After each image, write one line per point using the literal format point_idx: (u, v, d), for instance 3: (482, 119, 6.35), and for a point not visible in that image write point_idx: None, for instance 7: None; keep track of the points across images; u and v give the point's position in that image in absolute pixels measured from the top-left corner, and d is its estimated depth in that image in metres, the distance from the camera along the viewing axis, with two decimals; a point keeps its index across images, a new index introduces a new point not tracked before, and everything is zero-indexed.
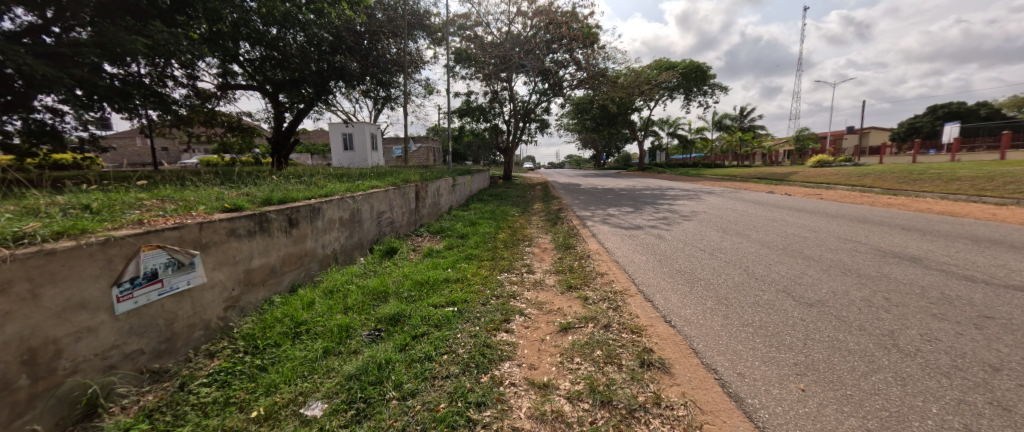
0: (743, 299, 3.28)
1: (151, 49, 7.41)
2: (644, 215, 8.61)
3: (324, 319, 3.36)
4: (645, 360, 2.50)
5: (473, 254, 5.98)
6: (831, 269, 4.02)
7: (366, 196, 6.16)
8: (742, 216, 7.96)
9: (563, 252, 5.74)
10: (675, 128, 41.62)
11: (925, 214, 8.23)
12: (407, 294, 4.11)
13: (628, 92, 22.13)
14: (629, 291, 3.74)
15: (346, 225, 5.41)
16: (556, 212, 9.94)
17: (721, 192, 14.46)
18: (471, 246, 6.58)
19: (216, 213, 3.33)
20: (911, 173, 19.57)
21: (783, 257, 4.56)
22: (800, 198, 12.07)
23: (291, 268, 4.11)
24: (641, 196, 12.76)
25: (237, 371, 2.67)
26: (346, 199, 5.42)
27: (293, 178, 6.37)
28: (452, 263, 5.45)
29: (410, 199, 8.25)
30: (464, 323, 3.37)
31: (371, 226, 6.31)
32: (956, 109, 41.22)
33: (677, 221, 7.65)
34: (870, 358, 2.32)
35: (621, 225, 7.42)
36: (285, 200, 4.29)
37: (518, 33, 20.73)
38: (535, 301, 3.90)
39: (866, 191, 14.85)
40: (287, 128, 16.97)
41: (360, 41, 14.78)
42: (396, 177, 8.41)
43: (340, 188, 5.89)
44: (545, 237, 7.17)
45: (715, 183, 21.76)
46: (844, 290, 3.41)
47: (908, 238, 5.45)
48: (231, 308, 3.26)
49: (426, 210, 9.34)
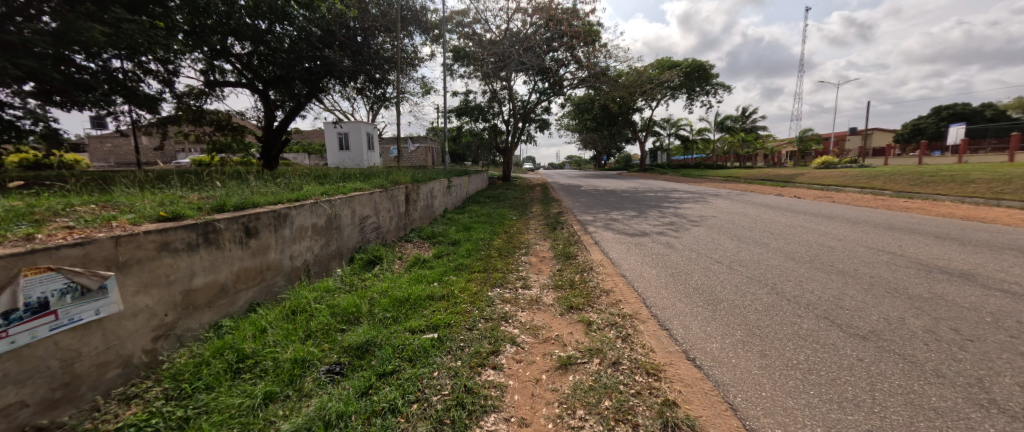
0: (779, 329, 2.72)
1: (115, 39, 6.89)
2: (649, 219, 8.08)
3: (276, 350, 2.80)
4: (668, 420, 1.96)
5: (464, 264, 5.43)
6: (875, 289, 3.46)
7: (347, 200, 5.62)
8: (756, 221, 7.41)
9: (563, 264, 5.18)
10: (676, 128, 41.13)
11: (952, 220, 7.67)
12: (383, 315, 3.55)
13: (631, 91, 21.64)
14: (640, 315, 3.19)
15: (322, 232, 4.87)
16: (556, 216, 9.39)
17: (728, 194, 13.92)
18: (463, 254, 6.03)
19: (147, 223, 2.80)
20: (921, 175, 19.01)
21: (813, 273, 4.01)
22: (811, 202, 11.55)
23: (248, 285, 3.56)
24: (644, 199, 12.21)
25: (150, 427, 2.13)
26: (322, 204, 4.89)
27: (269, 180, 5.85)
28: (439, 275, 4.89)
29: (398, 202, 7.69)
30: (444, 356, 2.81)
31: (353, 233, 5.77)
32: (961, 110, 40.74)
33: (685, 227, 7.11)
34: (966, 423, 1.77)
35: (626, 231, 6.88)
36: (244, 205, 3.75)
37: (518, 31, 20.22)
38: (530, 326, 3.34)
39: (878, 194, 14.29)
40: (277, 126, 16.43)
41: (353, 37, 14.08)
42: (384, 179, 7.86)
43: (318, 191, 5.34)
44: (543, 245, 6.62)
45: (719, 184, 21.24)
46: (899, 317, 2.87)
47: (950, 248, 4.88)
48: (163, 338, 2.72)
49: (417, 214, 8.78)
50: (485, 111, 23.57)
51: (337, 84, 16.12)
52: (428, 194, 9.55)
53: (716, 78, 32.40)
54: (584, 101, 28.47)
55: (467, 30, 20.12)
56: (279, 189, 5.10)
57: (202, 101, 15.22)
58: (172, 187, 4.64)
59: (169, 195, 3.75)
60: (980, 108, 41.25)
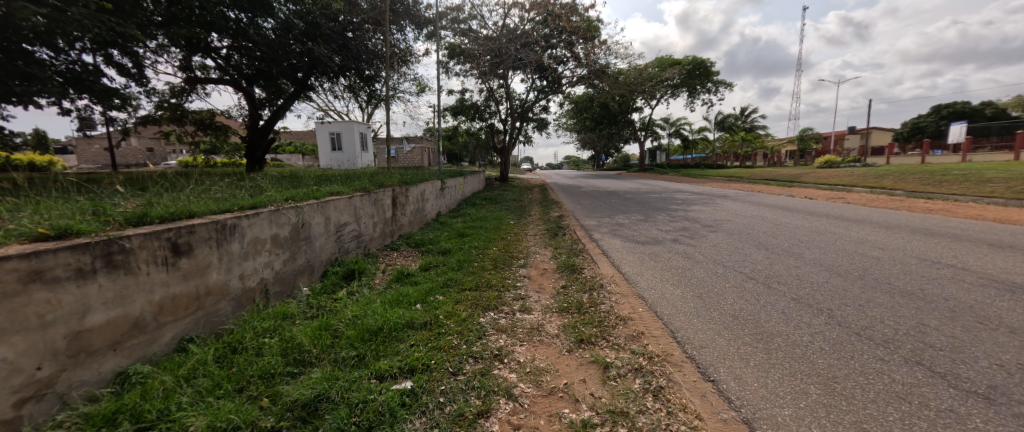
0: (865, 383, 2.03)
1: (60, 24, 6.23)
2: (659, 224, 7.43)
3: (192, 414, 2.12)
4: None
5: (453, 280, 4.72)
6: (960, 318, 2.77)
7: (321, 206, 4.92)
8: (777, 226, 6.75)
9: (568, 280, 4.46)
10: (676, 128, 40.65)
11: (990, 223, 7.03)
12: (348, 352, 2.85)
13: (632, 89, 21.05)
14: (672, 356, 2.48)
15: (285, 245, 4.17)
16: (556, 220, 8.71)
17: (737, 195, 13.28)
18: (453, 267, 5.31)
19: (16, 245, 2.13)
20: (930, 174, 18.43)
21: (872, 294, 3.32)
22: (824, 203, 10.91)
23: (179, 315, 2.87)
24: (650, 201, 11.53)
25: None
26: (285, 212, 4.16)
27: (231, 183, 5.14)
28: (423, 295, 4.17)
29: (384, 207, 6.95)
30: (416, 423, 2.10)
31: (328, 244, 5.07)
32: (961, 108, 40.44)
33: (700, 232, 6.45)
34: None
35: (636, 238, 6.17)
36: (175, 215, 3.05)
37: (514, 27, 19.58)
38: (530, 369, 2.63)
39: (891, 194, 13.69)
40: (262, 126, 15.66)
41: (342, 32, 13.32)
42: (367, 181, 7.13)
43: (283, 196, 4.63)
44: (544, 254, 5.91)
45: (723, 184, 20.62)
46: (1017, 363, 2.17)
47: (1016, 259, 4.22)
48: (32, 401, 2.06)
49: (406, 219, 8.05)
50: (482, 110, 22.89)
51: (326, 81, 15.41)
52: (418, 197, 8.82)
53: (716, 76, 31.97)
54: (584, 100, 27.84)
55: (463, 27, 19.52)
56: (238, 194, 4.40)
57: (184, 99, 14.49)
58: (109, 193, 3.96)
59: (86, 203, 3.08)
60: (980, 107, 40.96)
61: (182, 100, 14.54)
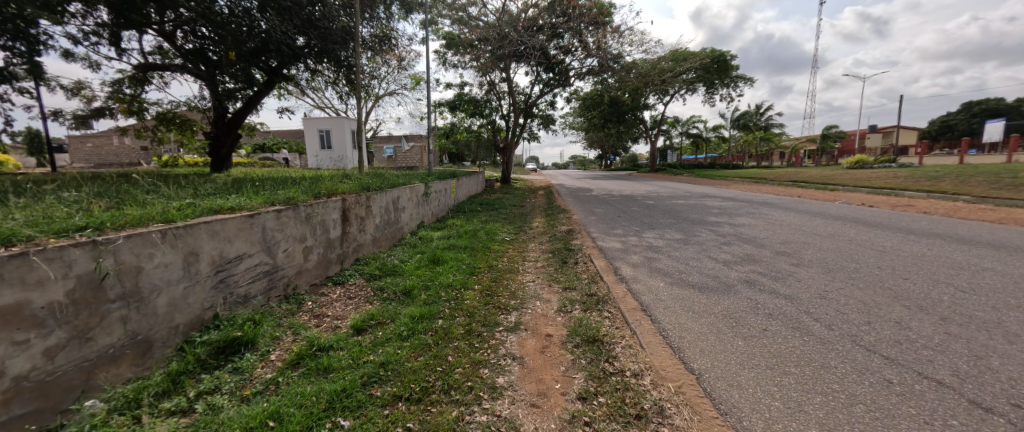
0: None
1: None
2: (706, 247, 5.42)
3: None
4: None
5: (388, 368, 2.71)
6: None
7: (174, 236, 2.89)
8: (886, 254, 4.72)
9: (589, 379, 2.45)
10: (688, 127, 38.49)
11: None
12: None
13: (648, 82, 19.02)
14: None
15: (55, 319, 2.22)
16: (564, 237, 6.78)
17: (780, 201, 11.21)
18: (400, 333, 3.27)
19: None
20: (994, 175, 16.01)
21: None
22: (894, 214, 8.77)
23: None
24: (677, 211, 9.45)
25: None
26: (52, 254, 2.21)
27: (60, 196, 3.26)
28: (313, 420, 2.19)
29: (324, 225, 4.91)
30: None
31: (192, 297, 3.05)
32: (995, 105, 37.79)
33: (776, 264, 4.46)
34: None
35: (685, 278, 4.11)
36: None
37: (516, 13, 17.67)
38: None
39: (963, 200, 11.48)
40: (230, 120, 13.84)
41: (317, 13, 11.23)
42: (305, 190, 5.15)
43: (94, 220, 2.66)
44: (549, 301, 3.88)
45: (751, 187, 18.52)
46: None
47: None
48: None
49: (365, 236, 6.01)
50: (483, 106, 20.93)
51: (304, 70, 13.60)
52: (388, 206, 6.83)
53: (734, 71, 29.78)
54: (592, 96, 26.79)
55: (461, 15, 17.69)
56: (7, 217, 2.49)
57: (142, 89, 12.77)
58: None
59: None
60: (1017, 103, 38.12)
61: (142, 91, 12.83)
